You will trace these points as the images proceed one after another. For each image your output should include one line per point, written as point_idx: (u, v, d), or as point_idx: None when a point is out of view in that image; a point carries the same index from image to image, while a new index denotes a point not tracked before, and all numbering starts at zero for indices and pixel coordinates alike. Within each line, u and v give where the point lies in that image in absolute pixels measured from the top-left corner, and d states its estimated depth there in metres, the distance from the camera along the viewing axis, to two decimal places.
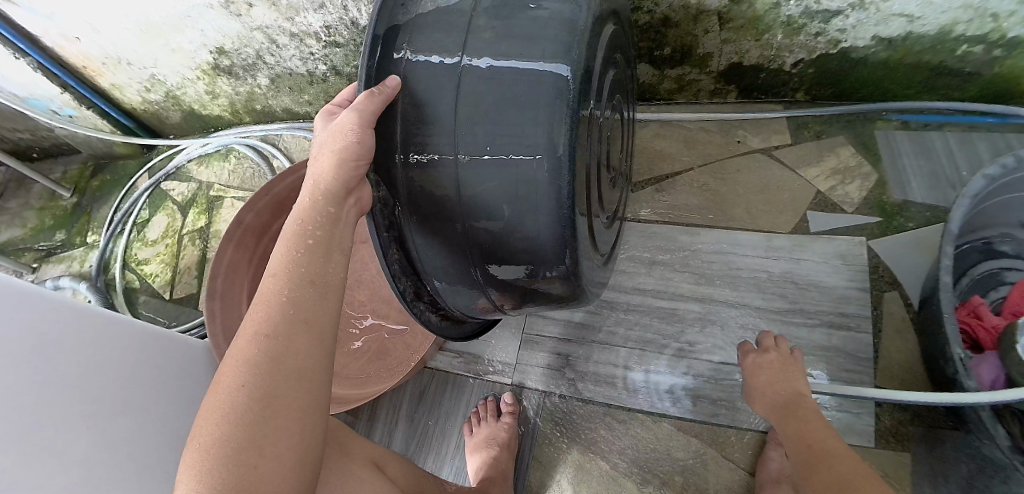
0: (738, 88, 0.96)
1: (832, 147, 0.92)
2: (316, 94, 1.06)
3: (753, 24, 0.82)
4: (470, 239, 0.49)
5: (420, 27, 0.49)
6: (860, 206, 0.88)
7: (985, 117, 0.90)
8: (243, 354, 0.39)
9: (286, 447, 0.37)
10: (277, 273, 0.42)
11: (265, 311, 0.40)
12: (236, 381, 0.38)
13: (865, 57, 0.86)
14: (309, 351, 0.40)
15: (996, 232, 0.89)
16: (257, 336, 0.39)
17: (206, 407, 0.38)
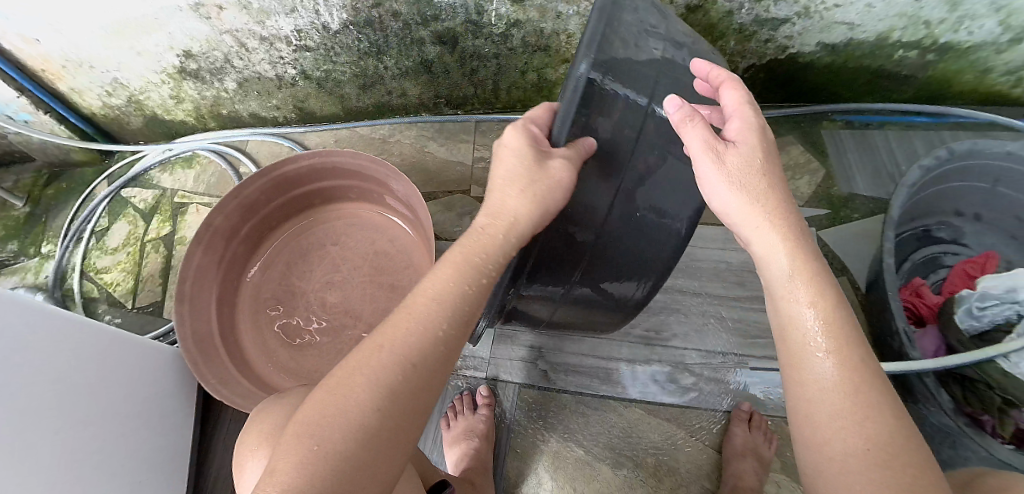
0: None
1: (783, 145, 0.98)
2: (285, 98, 1.06)
3: (708, 31, 0.87)
4: (596, 258, 0.56)
5: (617, 65, 0.52)
6: (809, 199, 0.94)
7: (919, 116, 0.99)
8: (381, 372, 0.41)
9: (386, 473, 0.40)
10: (441, 296, 0.46)
11: (413, 338, 0.43)
12: (371, 396, 0.40)
13: (812, 62, 0.93)
14: (432, 388, 0.44)
15: (934, 221, 0.96)
16: (399, 363, 0.42)
17: (324, 406, 0.40)
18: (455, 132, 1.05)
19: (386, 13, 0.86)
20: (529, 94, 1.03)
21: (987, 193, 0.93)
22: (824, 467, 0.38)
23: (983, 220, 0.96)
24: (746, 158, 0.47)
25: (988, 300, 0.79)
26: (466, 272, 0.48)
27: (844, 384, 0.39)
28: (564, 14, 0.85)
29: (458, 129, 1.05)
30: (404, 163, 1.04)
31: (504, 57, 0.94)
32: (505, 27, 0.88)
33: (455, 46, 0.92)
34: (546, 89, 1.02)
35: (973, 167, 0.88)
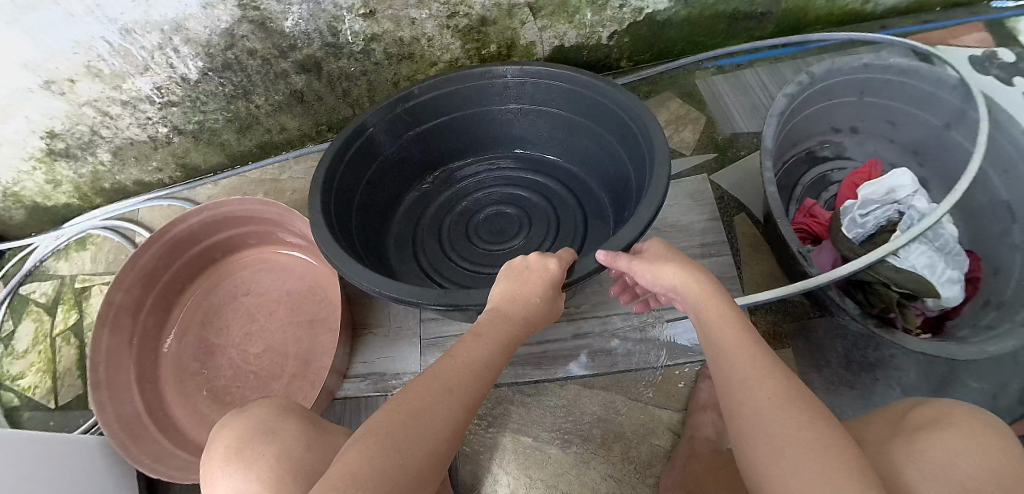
0: None
1: (662, 102, 1.02)
2: (164, 158, 1.03)
3: (562, 9, 0.90)
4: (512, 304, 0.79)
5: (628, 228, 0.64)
6: (696, 147, 0.98)
7: (785, 49, 1.05)
8: (448, 382, 0.48)
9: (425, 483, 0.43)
10: (486, 354, 0.52)
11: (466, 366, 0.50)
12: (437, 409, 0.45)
13: (668, 18, 0.96)
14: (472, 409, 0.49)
15: (816, 142, 1.01)
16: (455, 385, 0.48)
17: (395, 416, 0.44)
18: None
19: (242, 52, 0.85)
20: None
21: (857, 106, 0.97)
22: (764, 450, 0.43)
23: (860, 131, 1.02)
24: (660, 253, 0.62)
25: (869, 205, 0.82)
26: (502, 334, 0.55)
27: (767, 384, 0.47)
28: (416, 20, 0.86)
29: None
30: (302, 198, 1.03)
31: (372, 73, 0.95)
32: (363, 44, 0.88)
33: (320, 72, 0.92)
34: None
35: (838, 86, 0.92)
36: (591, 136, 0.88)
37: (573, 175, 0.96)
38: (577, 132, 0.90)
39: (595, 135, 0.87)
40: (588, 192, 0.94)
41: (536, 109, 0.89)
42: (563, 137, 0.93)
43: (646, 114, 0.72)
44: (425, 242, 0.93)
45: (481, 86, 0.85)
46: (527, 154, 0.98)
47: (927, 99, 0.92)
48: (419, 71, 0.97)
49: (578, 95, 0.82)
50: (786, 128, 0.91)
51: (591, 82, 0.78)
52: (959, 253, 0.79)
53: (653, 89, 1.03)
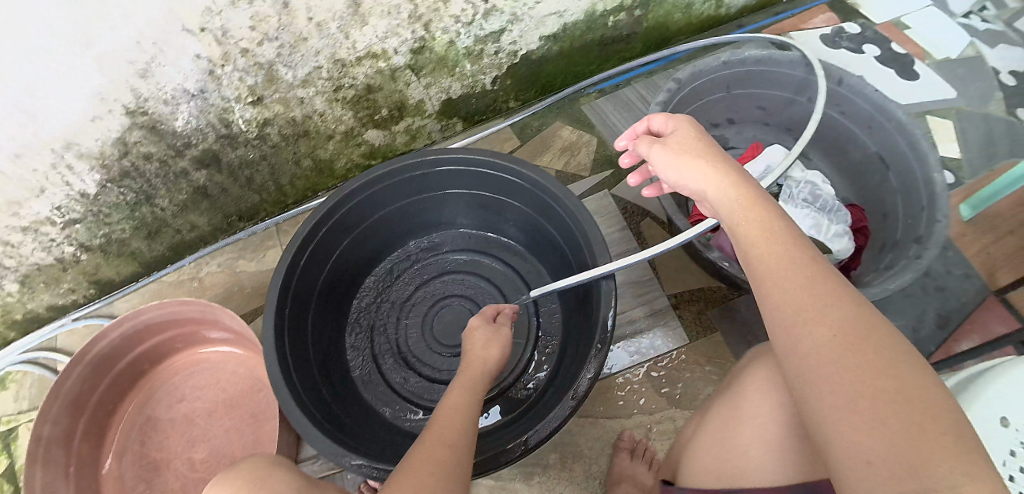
0: (462, 118, 1.09)
1: (554, 132, 1.08)
2: (76, 278, 1.00)
3: (443, 62, 0.95)
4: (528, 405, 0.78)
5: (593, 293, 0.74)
6: (592, 167, 1.04)
7: (654, 64, 1.14)
8: (455, 417, 0.58)
9: (439, 469, 0.49)
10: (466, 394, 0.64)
11: (456, 397, 0.62)
12: (447, 431, 0.55)
13: (544, 56, 1.04)
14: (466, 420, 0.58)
15: None
16: (456, 412, 0.59)
17: (423, 444, 0.53)
18: (260, 242, 1.07)
19: (138, 157, 0.85)
20: (314, 179, 1.06)
21: (728, 98, 1.03)
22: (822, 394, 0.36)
23: (736, 122, 1.08)
24: (683, 149, 0.54)
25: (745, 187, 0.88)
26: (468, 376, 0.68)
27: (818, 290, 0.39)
28: (305, 98, 0.89)
29: (263, 237, 1.07)
30: (222, 293, 1.03)
31: (272, 156, 0.97)
32: (257, 129, 0.91)
33: (220, 164, 0.93)
34: (328, 170, 1.06)
35: (704, 86, 0.98)
36: (510, 210, 0.92)
37: (499, 240, 0.99)
38: (495, 208, 0.95)
39: (519, 212, 0.91)
40: (517, 256, 0.98)
41: (447, 193, 0.93)
42: (478, 212, 0.96)
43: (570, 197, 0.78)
44: (382, 349, 0.93)
45: (385, 186, 0.85)
46: (442, 234, 1.01)
47: (784, 80, 0.99)
48: (315, 147, 0.99)
49: (485, 175, 0.87)
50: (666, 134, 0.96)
51: (506, 166, 0.82)
52: (840, 209, 0.84)
53: (544, 121, 1.10)
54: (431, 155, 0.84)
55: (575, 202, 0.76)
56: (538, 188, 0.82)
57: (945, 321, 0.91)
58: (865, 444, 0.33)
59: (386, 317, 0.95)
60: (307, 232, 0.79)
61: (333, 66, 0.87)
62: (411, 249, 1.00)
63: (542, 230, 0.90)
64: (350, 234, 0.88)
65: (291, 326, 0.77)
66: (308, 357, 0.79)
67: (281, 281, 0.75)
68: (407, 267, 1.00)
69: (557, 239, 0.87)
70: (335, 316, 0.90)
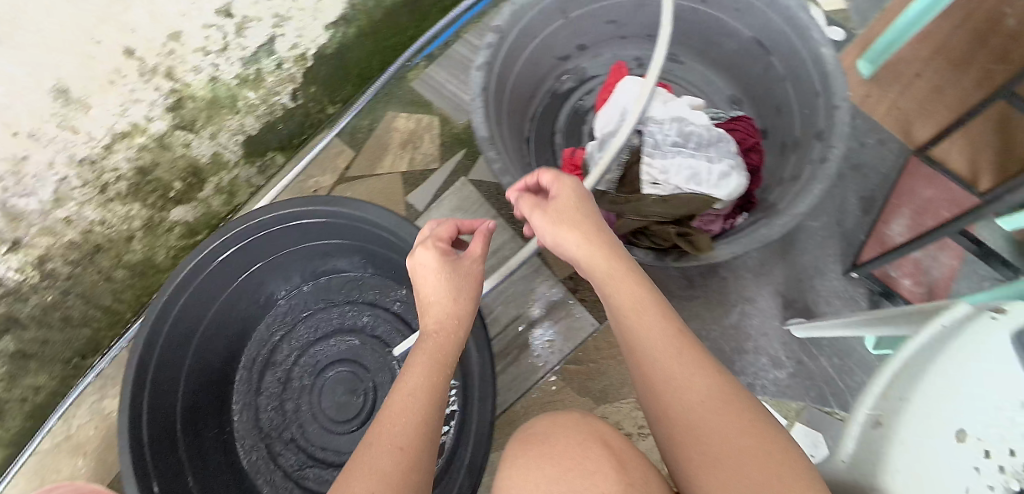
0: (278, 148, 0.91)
1: (387, 125, 0.89)
2: None
3: (218, 104, 0.79)
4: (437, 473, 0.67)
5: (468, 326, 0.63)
6: (442, 154, 0.87)
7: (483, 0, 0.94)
8: (410, 411, 0.42)
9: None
10: (423, 380, 0.45)
11: (414, 382, 0.44)
12: (399, 440, 0.40)
13: (342, 45, 0.86)
14: (425, 418, 0.42)
15: (552, 79, 0.89)
16: (409, 414, 0.42)
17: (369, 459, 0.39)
18: (117, 373, 0.91)
19: None
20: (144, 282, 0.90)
21: (569, 24, 0.84)
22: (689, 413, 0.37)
23: (589, 46, 0.89)
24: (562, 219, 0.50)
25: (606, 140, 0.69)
26: (440, 340, 0.49)
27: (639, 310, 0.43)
28: (71, 216, 0.73)
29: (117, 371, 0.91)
30: (99, 446, 0.89)
31: (74, 287, 0.81)
32: (34, 270, 0.75)
33: (21, 321, 0.79)
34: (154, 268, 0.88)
35: (531, 25, 0.79)
36: (354, 248, 0.79)
37: (357, 278, 0.86)
38: (338, 250, 0.81)
39: (365, 248, 0.77)
40: (386, 289, 0.85)
41: (283, 253, 0.79)
42: (323, 259, 0.83)
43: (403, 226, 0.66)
44: (275, 442, 0.80)
45: (202, 280, 0.72)
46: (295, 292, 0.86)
47: None
48: (119, 257, 0.83)
49: (311, 225, 0.74)
50: (501, 97, 0.79)
51: (322, 208, 0.69)
52: (718, 136, 0.69)
53: (375, 116, 0.90)
54: (239, 226, 0.70)
55: (407, 228, 0.66)
56: (367, 223, 0.70)
57: (869, 205, 0.83)
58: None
59: (269, 405, 0.82)
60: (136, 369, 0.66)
61: (82, 169, 0.71)
62: (269, 322, 0.86)
63: (395, 262, 0.77)
64: (193, 344, 0.75)
65: (159, 479, 0.66)
66: None
67: (125, 436, 0.63)
68: (273, 340, 0.85)
69: None
70: (210, 433, 0.78)
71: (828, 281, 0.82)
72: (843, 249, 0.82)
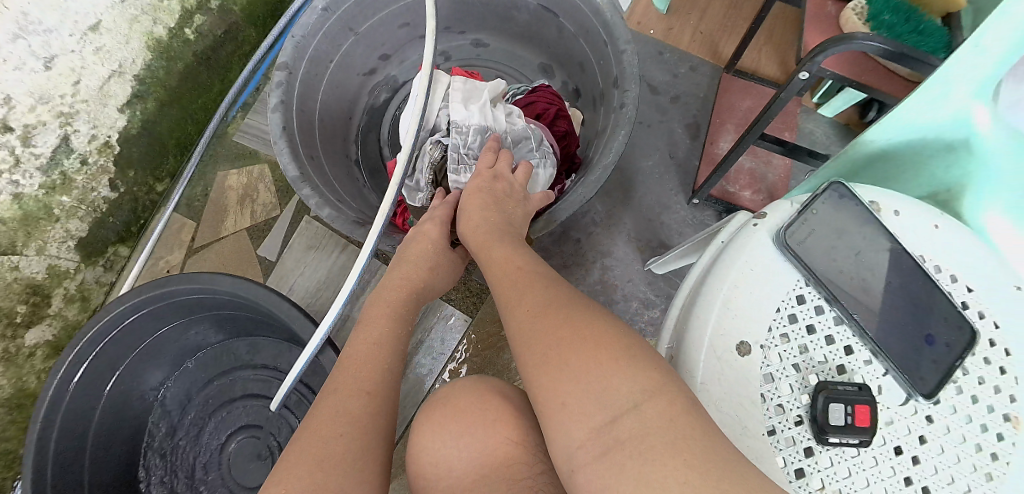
0: (118, 240, 0.90)
1: (218, 186, 0.88)
2: None
3: (32, 217, 0.76)
4: None
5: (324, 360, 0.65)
6: (280, 200, 0.87)
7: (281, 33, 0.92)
8: (358, 381, 0.49)
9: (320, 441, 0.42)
10: (377, 345, 0.53)
11: (370, 346, 0.53)
12: (347, 396, 0.47)
13: (147, 121, 0.85)
14: (375, 383, 0.50)
15: (366, 95, 0.91)
16: (362, 384, 0.49)
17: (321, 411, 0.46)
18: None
19: None
20: None
21: (362, 39, 0.83)
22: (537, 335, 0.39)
23: (392, 54, 0.91)
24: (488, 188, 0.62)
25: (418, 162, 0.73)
26: (394, 309, 0.59)
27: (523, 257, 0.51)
28: None
29: None
30: None
31: None
32: None
33: None
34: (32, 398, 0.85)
35: (321, 51, 0.78)
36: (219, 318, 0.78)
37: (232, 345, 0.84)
38: (207, 325, 0.79)
39: (229, 316, 0.76)
40: (270, 349, 0.82)
41: (151, 342, 0.77)
42: (193, 339, 0.81)
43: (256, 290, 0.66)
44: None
45: (72, 399, 0.69)
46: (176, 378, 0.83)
47: None
48: None
49: (163, 309, 0.72)
50: (312, 130, 0.79)
51: (172, 290, 0.68)
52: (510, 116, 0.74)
53: (206, 181, 0.89)
54: (88, 331, 0.67)
55: (250, 287, 0.66)
56: (217, 293, 0.69)
57: (696, 128, 0.85)
58: (576, 395, 0.34)
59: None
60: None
61: None
62: (161, 417, 0.82)
63: (261, 322, 0.76)
64: (86, 465, 0.72)
65: None
66: None
67: None
68: (173, 430, 0.82)
69: (274, 324, 0.73)
70: None
71: (675, 213, 0.82)
72: (683, 178, 0.83)
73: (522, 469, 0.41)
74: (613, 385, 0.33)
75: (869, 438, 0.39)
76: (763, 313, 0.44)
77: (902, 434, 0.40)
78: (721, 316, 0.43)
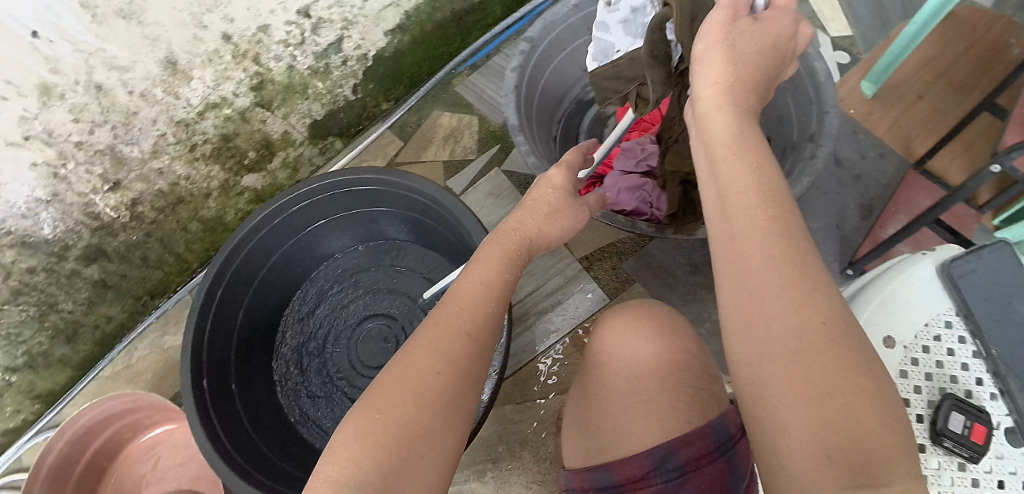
0: (336, 135, 1.06)
1: (432, 121, 1.03)
2: (15, 400, 1.00)
3: (291, 89, 0.93)
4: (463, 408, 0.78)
5: None
6: (478, 147, 1.01)
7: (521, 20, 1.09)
8: (460, 318, 0.45)
9: (428, 374, 0.40)
10: (487, 277, 0.50)
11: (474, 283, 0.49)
12: (460, 330, 0.44)
13: (398, 48, 1.00)
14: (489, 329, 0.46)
15: (578, 89, 1.03)
16: (462, 329, 0.44)
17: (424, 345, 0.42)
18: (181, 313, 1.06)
19: (23, 274, 0.85)
20: (209, 239, 1.04)
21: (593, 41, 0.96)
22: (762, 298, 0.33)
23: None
24: (715, 96, 0.45)
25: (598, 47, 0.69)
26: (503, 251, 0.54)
27: (765, 171, 0.39)
28: (163, 168, 0.89)
29: (179, 310, 1.07)
30: (153, 376, 1.03)
31: (156, 231, 0.96)
32: (129, 211, 0.90)
33: (107, 254, 0.93)
34: (220, 226, 1.04)
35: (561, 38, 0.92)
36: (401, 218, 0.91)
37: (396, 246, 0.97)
38: (383, 219, 0.91)
39: (410, 218, 0.88)
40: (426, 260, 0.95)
41: (340, 217, 0.89)
42: (371, 226, 0.94)
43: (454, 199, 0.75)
44: (312, 380, 0.92)
45: (266, 230, 0.81)
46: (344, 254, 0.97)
47: None
48: (196, 210, 0.97)
49: (363, 192, 0.84)
50: (531, 96, 0.91)
51: (384, 176, 0.79)
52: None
53: (421, 113, 1.04)
54: (308, 184, 0.79)
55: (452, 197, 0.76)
56: (421, 193, 0.80)
57: (868, 210, 0.90)
58: (805, 388, 0.30)
59: (312, 346, 0.93)
60: (202, 300, 0.75)
61: (177, 129, 0.86)
62: (320, 277, 0.97)
63: (437, 231, 0.87)
64: (249, 288, 0.84)
65: (214, 393, 0.74)
66: (238, 419, 0.77)
67: (188, 350, 0.71)
68: (324, 294, 0.96)
69: (450, 238, 0.85)
70: (261, 361, 0.88)
71: None
72: (842, 249, 0.89)
73: (681, 376, 0.55)
74: (867, 422, 0.29)
75: (980, 453, 0.52)
76: (909, 326, 0.59)
77: (1007, 471, 0.54)
78: (877, 312, 0.61)
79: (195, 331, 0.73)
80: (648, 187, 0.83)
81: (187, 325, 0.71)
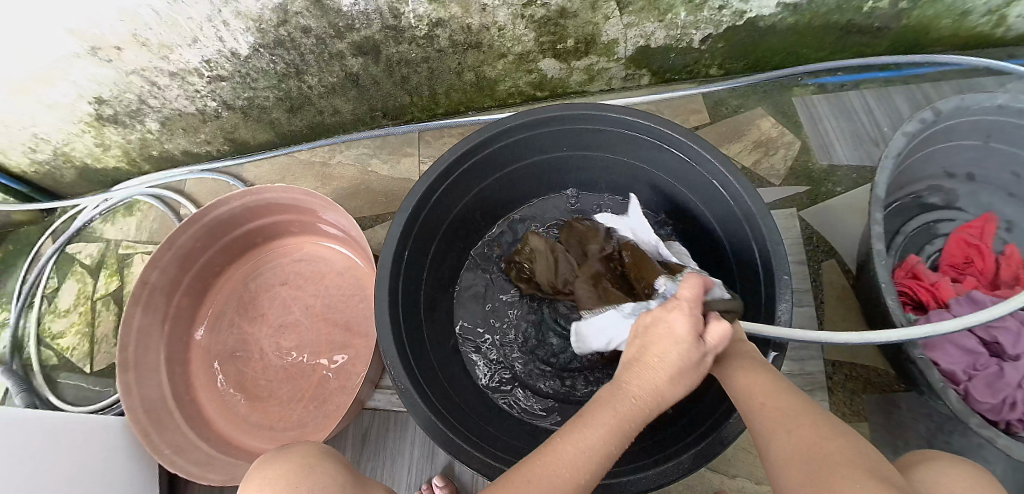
0: (650, 72, 0.96)
1: (753, 120, 0.96)
2: (212, 131, 1.02)
3: (652, 6, 0.80)
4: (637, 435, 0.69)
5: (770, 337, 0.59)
6: (786, 177, 0.91)
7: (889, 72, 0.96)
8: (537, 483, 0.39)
9: None
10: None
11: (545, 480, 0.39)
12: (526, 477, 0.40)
13: (775, 25, 0.87)
14: None
15: (925, 186, 0.91)
16: None
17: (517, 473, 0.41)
18: (399, 146, 1.04)
19: (295, 29, 0.78)
20: (472, 95, 0.99)
21: (980, 150, 0.87)
22: (781, 455, 0.39)
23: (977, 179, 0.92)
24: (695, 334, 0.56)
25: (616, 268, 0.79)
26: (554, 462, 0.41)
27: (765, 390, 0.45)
28: (487, 8, 0.77)
29: (403, 142, 1.04)
30: (347, 186, 1.03)
31: (434, 60, 0.89)
32: (427, 28, 0.81)
33: (378, 55, 0.86)
34: (488, 89, 0.98)
35: (961, 125, 0.81)
36: (670, 192, 0.83)
37: (641, 213, 0.91)
38: (654, 184, 0.84)
39: (689, 203, 0.81)
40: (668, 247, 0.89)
41: (612, 158, 0.83)
42: (634, 183, 0.87)
43: (764, 212, 0.65)
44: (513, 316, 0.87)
45: (543, 131, 0.76)
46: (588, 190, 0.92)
47: None
48: (483, 65, 0.91)
49: (663, 150, 0.75)
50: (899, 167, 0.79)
51: (693, 146, 0.69)
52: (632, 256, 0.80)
53: (745, 101, 0.97)
54: (617, 110, 0.71)
55: (772, 217, 0.65)
56: (724, 189, 0.70)
57: None
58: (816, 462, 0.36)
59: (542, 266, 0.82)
60: (453, 161, 0.72)
61: None
62: (556, 200, 0.93)
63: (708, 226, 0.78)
64: (492, 175, 0.81)
65: (411, 253, 0.73)
66: (418, 281, 0.76)
67: (414, 205, 0.70)
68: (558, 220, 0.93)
69: (726, 251, 0.76)
70: (458, 245, 0.86)
71: None
72: None
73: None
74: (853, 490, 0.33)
75: None
76: None
77: None
78: None
79: (429, 190, 0.72)
80: (983, 359, 0.68)
81: (431, 175, 0.70)
